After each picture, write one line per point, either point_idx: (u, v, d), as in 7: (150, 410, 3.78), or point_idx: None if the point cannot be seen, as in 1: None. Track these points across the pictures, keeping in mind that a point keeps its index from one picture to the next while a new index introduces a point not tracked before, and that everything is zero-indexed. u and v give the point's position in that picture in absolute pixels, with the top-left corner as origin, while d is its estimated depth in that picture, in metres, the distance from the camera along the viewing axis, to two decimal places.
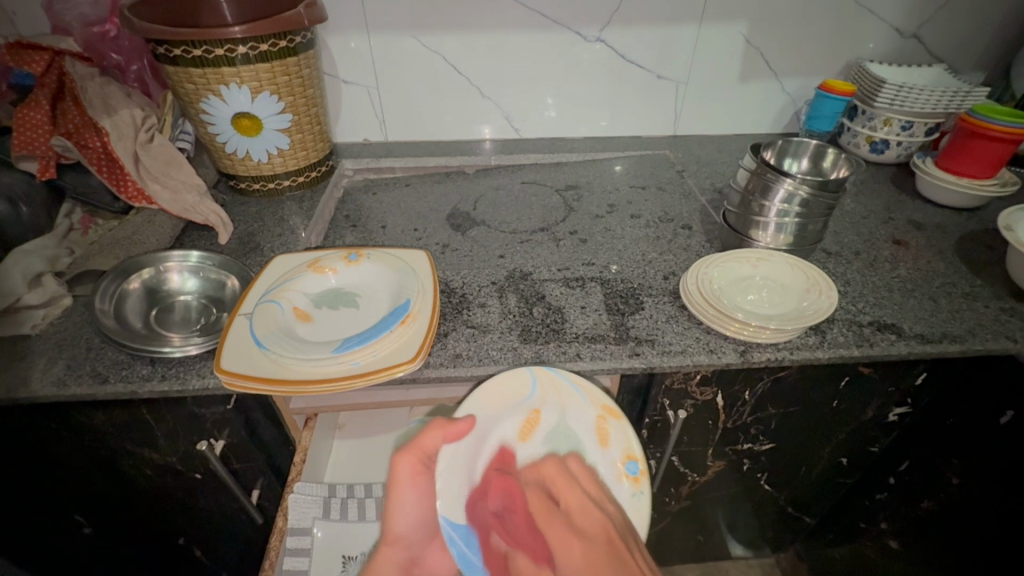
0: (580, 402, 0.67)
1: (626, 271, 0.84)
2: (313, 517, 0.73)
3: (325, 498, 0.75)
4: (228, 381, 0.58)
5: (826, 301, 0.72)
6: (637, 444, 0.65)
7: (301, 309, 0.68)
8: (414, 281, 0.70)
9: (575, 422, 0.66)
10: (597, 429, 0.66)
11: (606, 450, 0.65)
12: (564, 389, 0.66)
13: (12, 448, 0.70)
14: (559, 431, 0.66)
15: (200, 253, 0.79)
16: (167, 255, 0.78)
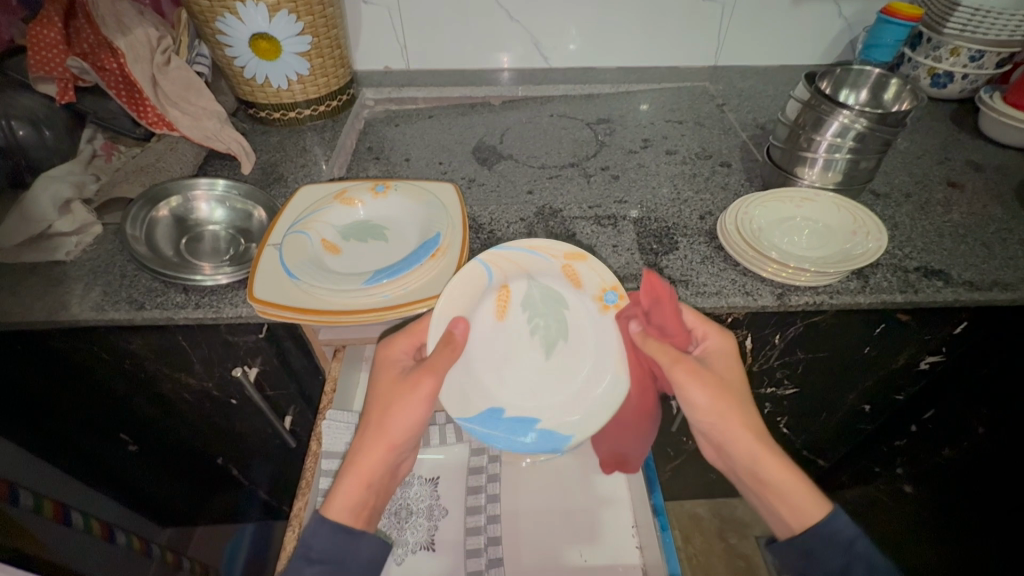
0: (541, 263, 0.64)
1: (660, 210, 0.81)
2: (346, 442, 0.72)
3: (357, 425, 0.74)
4: (260, 310, 0.59)
5: (874, 244, 0.68)
6: (609, 274, 0.64)
7: (328, 240, 0.67)
8: (443, 214, 0.68)
9: (544, 279, 0.64)
10: (566, 277, 0.64)
11: (582, 292, 0.63)
12: (521, 259, 0.64)
13: (61, 368, 0.73)
14: (530, 299, 0.63)
15: (226, 182, 0.77)
16: (193, 183, 0.77)
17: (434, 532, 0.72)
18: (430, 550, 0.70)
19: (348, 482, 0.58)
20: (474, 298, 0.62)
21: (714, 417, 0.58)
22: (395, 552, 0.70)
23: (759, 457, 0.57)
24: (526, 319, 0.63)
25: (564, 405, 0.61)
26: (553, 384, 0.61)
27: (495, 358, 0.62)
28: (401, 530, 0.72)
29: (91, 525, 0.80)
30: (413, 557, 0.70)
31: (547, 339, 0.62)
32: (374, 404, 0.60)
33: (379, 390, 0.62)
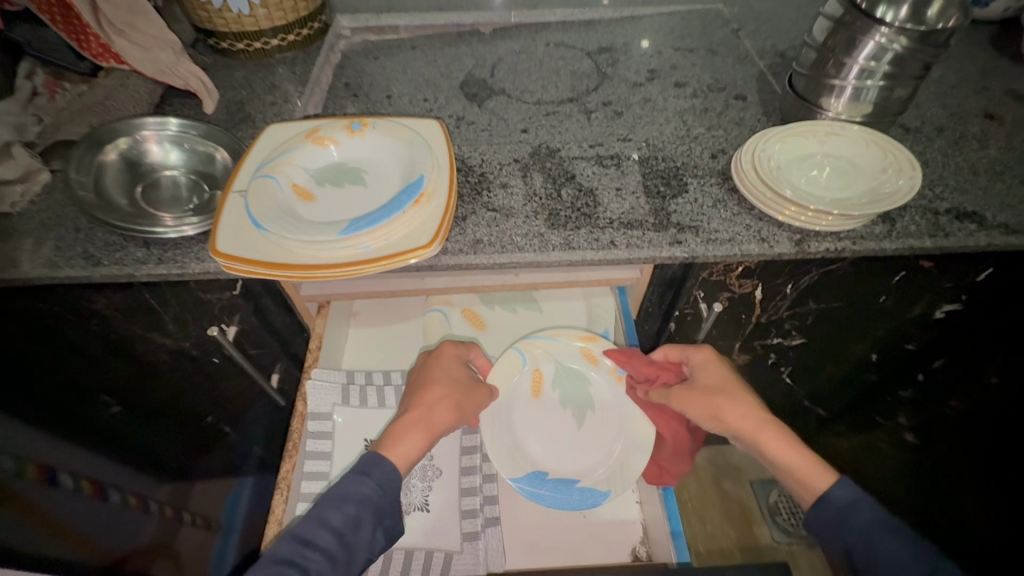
0: (563, 344, 0.77)
1: (668, 148, 0.73)
2: (333, 404, 0.69)
3: (343, 385, 0.70)
4: (225, 265, 0.53)
5: (906, 183, 0.61)
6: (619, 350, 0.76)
7: (300, 186, 0.60)
8: (427, 156, 0.60)
9: (566, 361, 0.77)
10: (584, 356, 0.77)
11: (598, 366, 0.76)
12: (549, 346, 0.77)
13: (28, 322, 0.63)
14: (559, 377, 0.77)
15: (179, 120, 0.69)
16: (141, 123, 0.69)
17: (428, 494, 0.71)
18: (425, 511, 0.70)
19: (419, 435, 0.61)
20: (514, 381, 0.76)
21: (712, 419, 0.65)
22: None
23: (758, 439, 0.62)
24: (557, 394, 0.76)
25: (598, 468, 0.71)
26: (585, 448, 0.72)
27: (537, 429, 0.74)
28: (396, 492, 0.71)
29: (81, 485, 0.69)
30: (409, 518, 0.69)
31: (576, 413, 0.75)
32: (434, 382, 0.66)
33: (440, 373, 0.67)
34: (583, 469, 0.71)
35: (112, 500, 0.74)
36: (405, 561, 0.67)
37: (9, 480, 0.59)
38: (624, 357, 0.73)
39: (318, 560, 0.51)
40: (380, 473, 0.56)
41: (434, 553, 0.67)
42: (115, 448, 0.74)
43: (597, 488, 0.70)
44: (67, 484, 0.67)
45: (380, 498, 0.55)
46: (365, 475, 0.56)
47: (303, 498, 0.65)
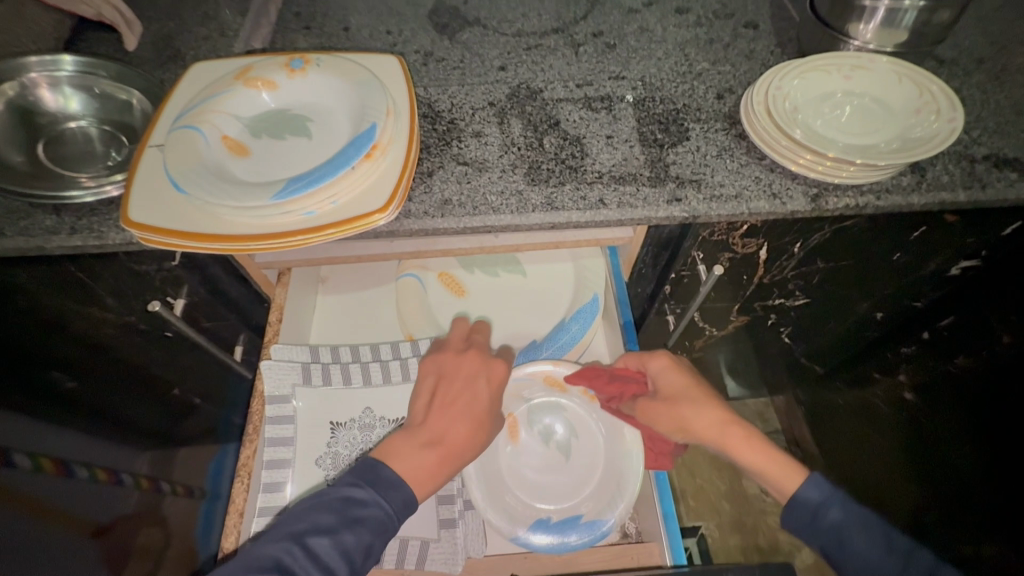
0: (526, 381, 0.68)
1: (667, 87, 0.63)
2: (293, 384, 0.64)
3: (305, 363, 0.64)
4: (142, 236, 0.45)
5: (943, 126, 0.53)
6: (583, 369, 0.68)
7: (231, 138, 0.50)
8: (381, 98, 0.51)
9: (535, 399, 0.68)
10: (551, 386, 0.68)
11: (570, 393, 0.68)
12: (520, 385, 0.68)
13: None
14: (533, 415, 0.68)
15: (75, 59, 0.58)
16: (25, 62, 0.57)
17: None
18: None
19: (437, 459, 0.51)
20: None
21: (678, 432, 0.58)
22: None
23: (723, 444, 0.56)
24: (537, 434, 0.67)
25: (598, 493, 0.63)
26: (583, 482, 0.64)
27: (528, 477, 0.65)
28: None
29: (41, 464, 0.57)
30: None
31: (562, 445, 0.66)
32: (463, 401, 0.55)
33: (472, 393, 0.55)
34: (588, 503, 0.63)
35: (81, 476, 0.61)
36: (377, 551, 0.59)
37: None
38: (589, 376, 0.64)
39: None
40: (397, 502, 0.48)
41: (410, 541, 0.60)
42: (78, 417, 0.62)
43: (601, 517, 0.62)
44: (26, 466, 0.54)
45: (391, 528, 0.48)
46: (381, 499, 0.48)
47: (266, 488, 0.59)
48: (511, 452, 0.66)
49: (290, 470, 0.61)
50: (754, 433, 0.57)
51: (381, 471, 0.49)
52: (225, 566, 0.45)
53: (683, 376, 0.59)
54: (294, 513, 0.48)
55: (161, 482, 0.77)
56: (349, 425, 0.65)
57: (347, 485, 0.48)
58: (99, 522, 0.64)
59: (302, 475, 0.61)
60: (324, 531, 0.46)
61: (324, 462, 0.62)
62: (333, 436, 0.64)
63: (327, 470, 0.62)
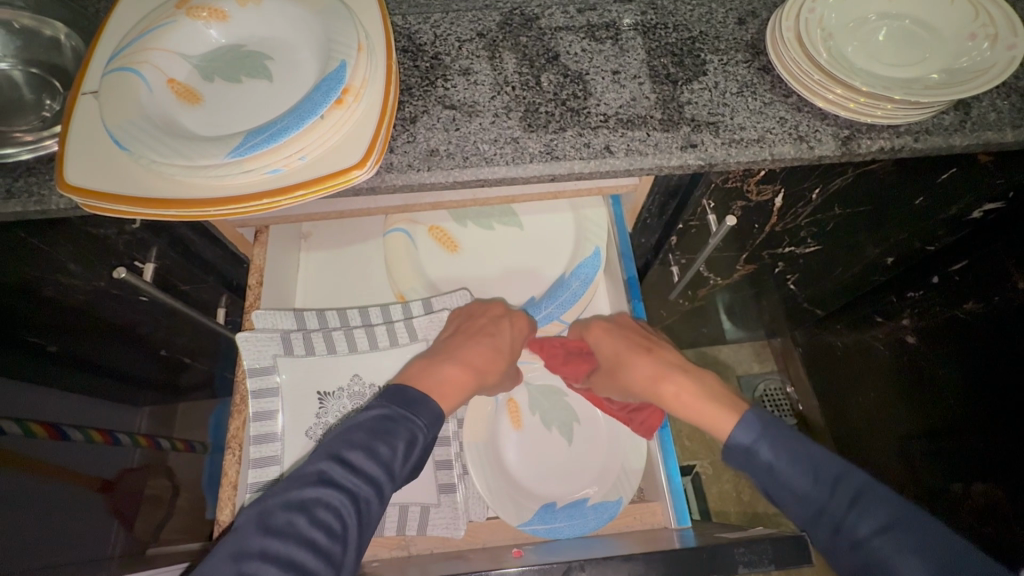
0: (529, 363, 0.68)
1: (681, 12, 0.55)
2: (275, 355, 0.60)
3: (285, 332, 0.60)
4: (87, 203, 0.39)
5: (999, 54, 0.46)
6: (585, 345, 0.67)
7: (178, 82, 0.43)
8: (351, 29, 0.43)
9: (537, 382, 0.67)
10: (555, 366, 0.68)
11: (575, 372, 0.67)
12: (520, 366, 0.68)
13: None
14: (536, 401, 0.67)
15: None
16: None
17: None
18: None
19: (465, 375, 0.55)
20: (490, 422, 0.64)
21: (624, 393, 0.61)
22: None
23: (663, 393, 0.56)
24: (540, 417, 0.66)
25: (605, 476, 0.63)
26: (589, 464, 0.64)
27: (532, 462, 0.64)
28: None
29: (32, 429, 0.66)
30: None
31: (564, 430, 0.65)
32: (490, 335, 0.59)
33: (496, 329, 0.60)
34: (594, 485, 0.62)
35: (75, 438, 0.73)
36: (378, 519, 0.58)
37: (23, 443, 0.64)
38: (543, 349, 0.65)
39: (363, 490, 0.45)
40: (427, 415, 0.49)
41: (410, 507, 0.58)
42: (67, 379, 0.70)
43: (608, 498, 0.61)
44: (17, 431, 0.63)
45: (426, 440, 0.49)
46: (411, 414, 0.49)
47: (256, 463, 0.58)
48: (514, 438, 0.64)
49: (280, 443, 0.59)
50: (693, 381, 0.56)
51: (407, 390, 0.50)
52: (274, 487, 0.45)
53: (620, 340, 0.61)
54: (329, 433, 0.48)
55: (159, 438, 0.90)
56: (338, 395, 0.62)
57: (378, 405, 0.49)
58: (104, 476, 0.78)
59: (293, 447, 0.59)
60: (364, 442, 0.46)
61: (315, 433, 0.60)
62: (322, 406, 0.61)
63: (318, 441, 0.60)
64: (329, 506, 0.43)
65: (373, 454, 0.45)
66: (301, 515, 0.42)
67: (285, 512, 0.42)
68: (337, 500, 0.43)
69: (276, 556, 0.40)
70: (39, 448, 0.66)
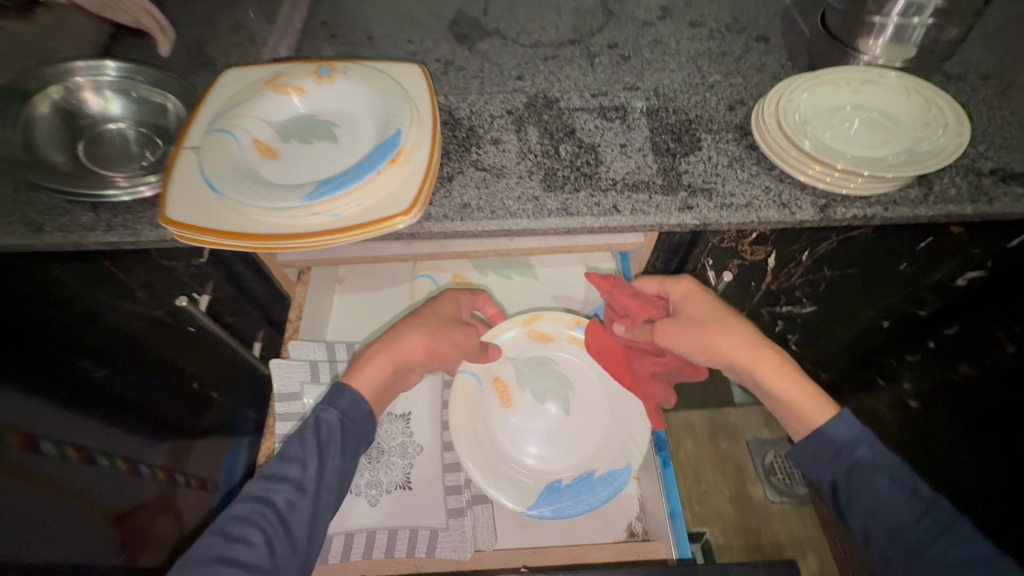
0: (508, 340, 0.69)
1: (679, 98, 0.65)
2: (301, 382, 0.66)
3: (312, 361, 0.67)
4: (178, 234, 0.47)
5: (951, 140, 0.54)
6: (569, 315, 0.69)
7: (262, 141, 0.53)
8: (406, 106, 0.53)
9: (522, 355, 0.70)
10: (537, 338, 0.70)
11: (560, 342, 0.70)
12: (505, 341, 0.69)
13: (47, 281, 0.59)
14: (521, 375, 0.69)
15: (120, 64, 0.61)
16: (72, 66, 0.60)
17: (410, 471, 0.65)
18: (407, 489, 0.64)
19: (383, 364, 0.60)
20: (474, 407, 0.66)
21: (701, 354, 0.58)
22: (368, 492, 0.64)
23: (757, 370, 0.57)
24: (528, 392, 0.68)
25: (610, 444, 0.65)
26: (588, 433, 0.66)
27: (529, 438, 0.66)
28: (373, 470, 0.65)
29: (68, 452, 0.64)
30: (387, 498, 0.63)
31: (559, 400, 0.68)
32: (425, 313, 0.64)
33: (437, 304, 0.66)
34: (600, 457, 0.65)
35: (100, 463, 0.70)
36: (390, 542, 0.61)
37: (58, 465, 0.62)
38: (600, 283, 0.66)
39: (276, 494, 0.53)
40: (340, 404, 0.57)
41: (419, 531, 0.61)
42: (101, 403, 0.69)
43: (617, 467, 0.63)
44: (53, 453, 0.62)
45: (344, 427, 0.56)
46: (324, 410, 0.56)
47: None
48: (507, 416, 0.67)
49: None
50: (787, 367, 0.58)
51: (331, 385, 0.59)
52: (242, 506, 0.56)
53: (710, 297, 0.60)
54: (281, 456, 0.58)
55: (176, 473, 0.88)
56: None
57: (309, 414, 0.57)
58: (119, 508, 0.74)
59: None
60: (278, 460, 0.54)
61: None
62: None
63: None
64: (252, 510, 0.52)
65: (287, 466, 0.54)
66: (235, 521, 0.52)
67: (223, 541, 0.51)
68: (258, 505, 0.53)
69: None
70: (70, 472, 0.64)
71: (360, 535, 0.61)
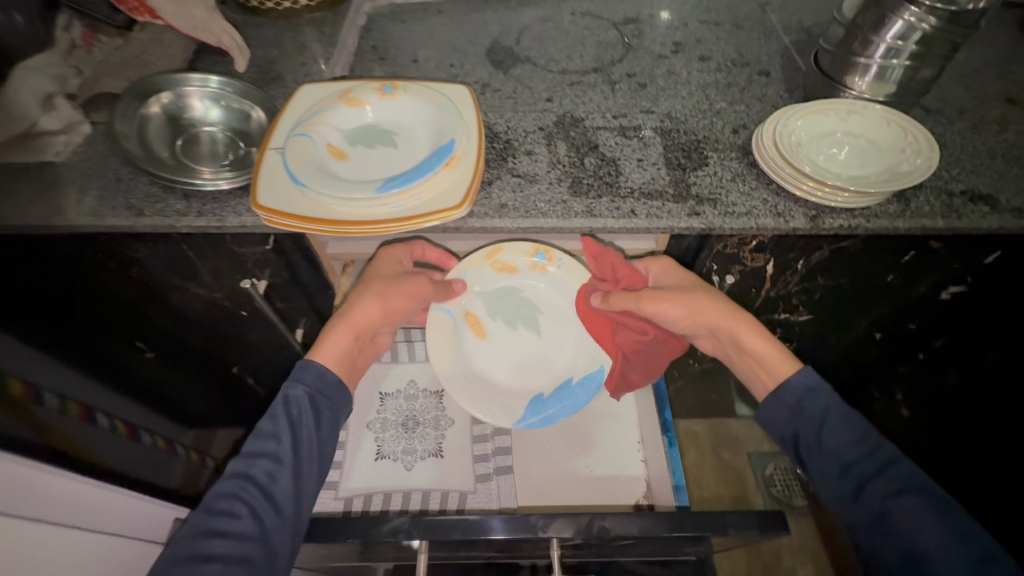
0: (474, 273, 0.77)
1: (690, 121, 0.74)
2: None
3: None
4: (266, 218, 0.56)
5: (924, 164, 0.63)
6: (525, 244, 0.76)
7: (333, 144, 0.62)
8: (458, 119, 0.62)
9: (488, 287, 0.77)
10: (500, 269, 0.77)
11: (522, 273, 0.77)
12: (470, 278, 0.76)
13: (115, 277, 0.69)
14: (489, 304, 0.76)
15: (221, 78, 0.71)
16: (186, 79, 0.71)
17: (442, 440, 0.76)
18: (439, 456, 0.75)
19: (342, 331, 0.67)
20: (451, 341, 0.75)
21: (687, 317, 0.69)
22: (405, 457, 0.75)
23: (736, 331, 0.68)
24: (495, 319, 0.76)
25: (582, 353, 0.75)
26: (559, 346, 0.76)
27: (505, 360, 0.75)
28: (410, 439, 0.76)
29: (117, 425, 0.71)
30: (422, 463, 0.74)
31: (528, 322, 0.76)
32: (372, 277, 0.72)
33: (382, 266, 0.74)
34: (578, 367, 0.74)
35: (143, 440, 0.77)
36: (424, 501, 0.72)
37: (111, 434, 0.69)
38: (593, 249, 0.74)
39: (257, 468, 0.58)
40: (307, 377, 0.63)
41: (450, 493, 0.72)
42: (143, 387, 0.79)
43: (592, 370, 0.73)
44: (104, 424, 0.69)
45: (312, 400, 0.62)
46: (291, 386, 0.62)
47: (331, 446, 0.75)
48: (479, 343, 0.75)
49: (348, 432, 0.76)
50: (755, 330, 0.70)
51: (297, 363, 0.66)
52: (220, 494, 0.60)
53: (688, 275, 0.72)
54: None
55: (206, 457, 0.92)
56: (395, 395, 0.80)
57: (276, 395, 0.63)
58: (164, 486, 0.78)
59: (356, 435, 0.76)
60: (254, 439, 0.59)
61: (373, 423, 0.77)
62: (382, 403, 0.79)
63: (375, 431, 0.77)
64: (236, 486, 0.56)
65: (263, 442, 0.59)
66: (220, 499, 0.56)
67: (208, 517, 0.55)
68: (241, 480, 0.57)
69: (215, 551, 0.52)
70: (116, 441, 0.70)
71: (399, 494, 0.72)
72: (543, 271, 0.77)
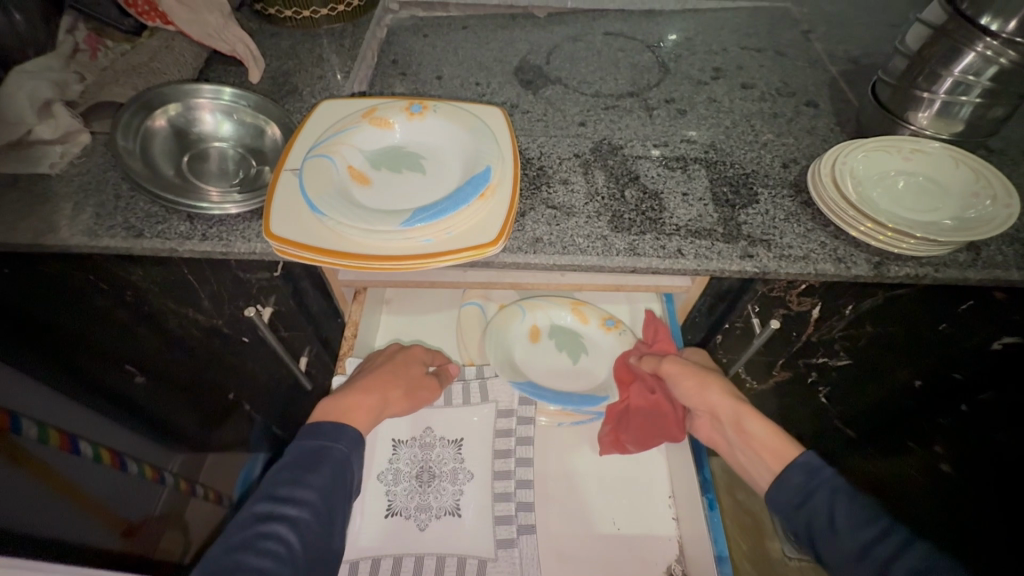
0: (553, 305, 0.80)
1: (736, 154, 0.69)
2: None
3: None
4: (278, 248, 0.50)
5: (999, 210, 0.58)
6: (603, 308, 0.81)
7: (355, 167, 0.56)
8: (493, 146, 0.57)
9: (563, 322, 0.80)
10: (576, 314, 0.80)
11: (590, 324, 0.80)
12: (547, 307, 0.80)
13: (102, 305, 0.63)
14: (556, 329, 0.80)
15: (234, 90, 0.66)
16: (196, 90, 0.66)
17: (460, 498, 0.69)
18: (455, 515, 0.68)
19: (368, 410, 0.63)
20: (507, 322, 0.79)
21: (698, 387, 0.67)
22: (419, 515, 0.68)
23: (739, 412, 0.64)
24: (553, 339, 0.79)
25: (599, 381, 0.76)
26: (584, 381, 0.76)
27: (537, 367, 0.77)
28: (423, 495, 0.70)
29: (102, 454, 0.58)
30: (437, 523, 0.68)
31: (572, 354, 0.78)
32: (400, 368, 0.69)
33: (409, 359, 0.71)
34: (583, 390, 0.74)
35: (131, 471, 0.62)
36: (439, 565, 0.65)
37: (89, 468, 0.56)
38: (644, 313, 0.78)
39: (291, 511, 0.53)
40: (347, 439, 0.59)
41: (467, 559, 0.65)
42: None
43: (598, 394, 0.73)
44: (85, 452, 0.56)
45: (348, 462, 0.58)
46: (332, 442, 0.58)
47: None
48: (532, 348, 0.78)
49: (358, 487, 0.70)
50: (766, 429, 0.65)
51: None
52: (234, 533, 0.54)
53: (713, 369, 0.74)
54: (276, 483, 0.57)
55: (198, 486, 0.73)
56: (410, 444, 0.73)
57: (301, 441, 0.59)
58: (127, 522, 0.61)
59: (367, 489, 0.70)
60: (289, 484, 0.54)
61: (384, 475, 0.71)
62: (395, 452, 0.73)
63: (387, 484, 0.71)
64: (266, 532, 0.51)
65: (297, 490, 0.54)
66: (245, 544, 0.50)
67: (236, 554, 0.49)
68: (272, 526, 0.51)
69: None
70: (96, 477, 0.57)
71: (410, 558, 0.66)
72: (614, 336, 0.78)
